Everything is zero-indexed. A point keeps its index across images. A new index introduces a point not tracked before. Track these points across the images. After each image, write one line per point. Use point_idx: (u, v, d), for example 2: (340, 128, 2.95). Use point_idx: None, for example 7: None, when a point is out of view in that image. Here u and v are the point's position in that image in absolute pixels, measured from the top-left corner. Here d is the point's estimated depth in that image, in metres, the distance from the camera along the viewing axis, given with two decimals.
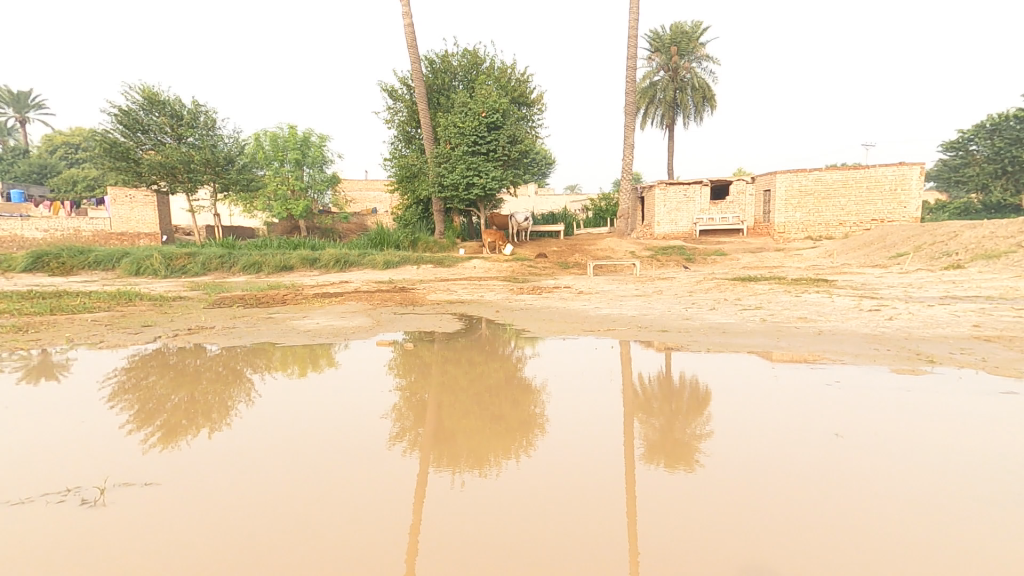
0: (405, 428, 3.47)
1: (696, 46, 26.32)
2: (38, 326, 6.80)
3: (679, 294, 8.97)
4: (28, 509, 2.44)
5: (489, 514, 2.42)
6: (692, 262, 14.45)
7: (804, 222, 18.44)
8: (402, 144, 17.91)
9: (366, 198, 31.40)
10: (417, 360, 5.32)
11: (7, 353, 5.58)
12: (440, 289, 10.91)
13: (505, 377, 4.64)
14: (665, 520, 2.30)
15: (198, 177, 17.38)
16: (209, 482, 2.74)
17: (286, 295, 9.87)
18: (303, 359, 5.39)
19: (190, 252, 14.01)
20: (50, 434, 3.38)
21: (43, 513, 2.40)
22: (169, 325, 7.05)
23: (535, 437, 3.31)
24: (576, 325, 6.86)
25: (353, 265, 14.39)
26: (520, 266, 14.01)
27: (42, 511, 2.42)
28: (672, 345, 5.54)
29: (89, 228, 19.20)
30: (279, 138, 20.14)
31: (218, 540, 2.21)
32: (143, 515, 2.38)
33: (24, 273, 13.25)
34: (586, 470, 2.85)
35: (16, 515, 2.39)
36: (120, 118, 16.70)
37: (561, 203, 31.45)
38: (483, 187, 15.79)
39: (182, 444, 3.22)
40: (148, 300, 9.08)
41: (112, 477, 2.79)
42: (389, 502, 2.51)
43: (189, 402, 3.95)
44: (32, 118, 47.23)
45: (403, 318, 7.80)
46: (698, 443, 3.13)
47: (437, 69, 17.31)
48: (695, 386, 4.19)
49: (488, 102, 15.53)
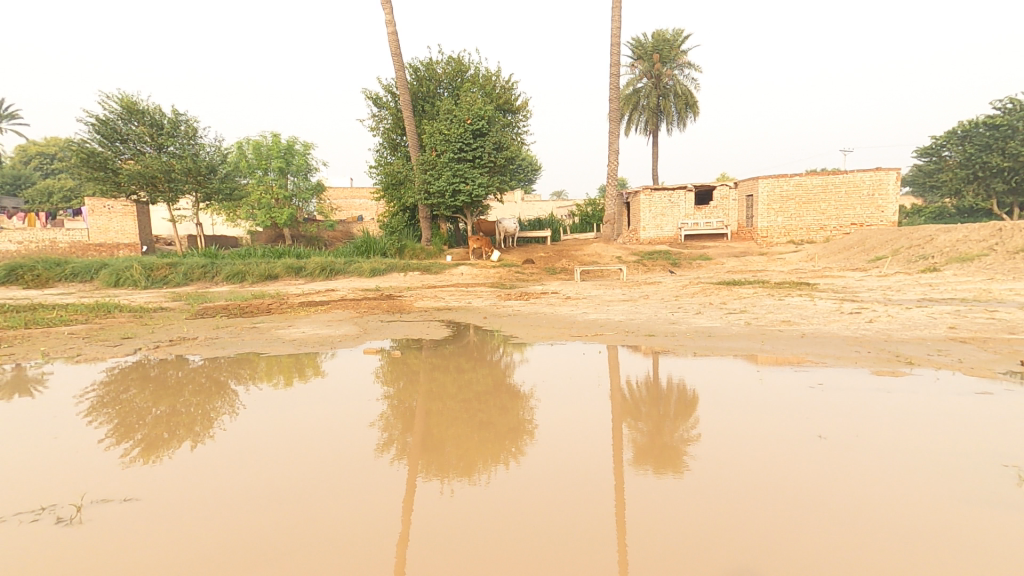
0: (393, 437, 3.43)
1: (678, 54, 26.64)
2: (14, 341, 6.67)
3: (665, 299, 9.03)
4: (2, 530, 2.37)
5: (479, 519, 2.42)
6: (677, 267, 14.59)
7: (785, 226, 18.69)
8: (387, 151, 17.80)
9: (351, 206, 31.31)
10: (405, 367, 5.27)
11: None
12: (427, 296, 10.85)
13: (494, 383, 4.62)
14: (654, 523, 2.31)
15: (179, 186, 17.20)
16: (192, 495, 2.69)
17: (272, 305, 9.74)
18: (288, 369, 5.33)
19: (171, 262, 13.83)
20: (22, 453, 3.28)
21: (15, 533, 2.33)
22: (150, 337, 6.92)
23: (524, 444, 3.29)
24: (564, 330, 6.86)
25: (339, 273, 14.23)
26: (507, 272, 13.99)
27: (16, 530, 2.36)
28: (659, 349, 5.58)
29: (66, 239, 18.81)
30: (262, 146, 19.97)
31: (205, 551, 2.19)
32: (122, 531, 2.35)
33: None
34: (577, 474, 2.86)
35: None
36: (99, 128, 16.47)
37: (548, 208, 31.53)
38: (469, 194, 15.76)
39: (164, 458, 3.16)
40: (128, 312, 8.93)
41: (90, 494, 2.72)
42: (377, 509, 2.51)
43: (171, 415, 3.88)
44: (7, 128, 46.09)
45: (390, 325, 7.76)
46: (686, 446, 3.15)
47: (421, 76, 17.28)
48: (682, 389, 4.23)
49: (473, 109, 15.56)
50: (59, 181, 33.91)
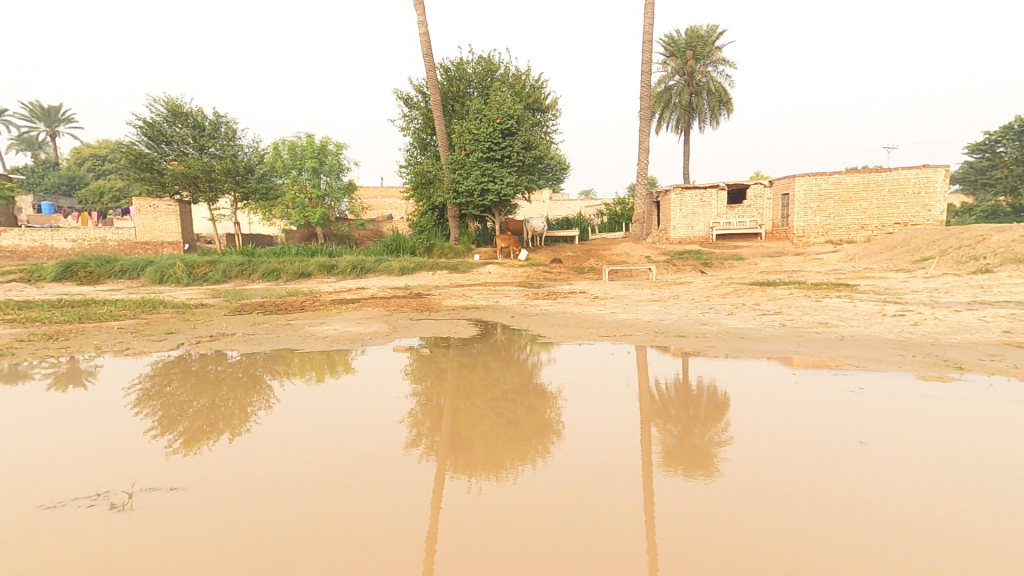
0: (422, 434, 3.47)
1: (712, 50, 26.21)
2: (69, 334, 6.99)
3: (696, 299, 8.90)
4: (62, 513, 2.49)
5: (509, 516, 2.45)
6: (708, 267, 14.35)
7: (823, 225, 18.21)
8: (417, 151, 17.98)
9: (382, 205, 31.73)
10: (433, 366, 5.32)
11: (39, 359, 5.76)
12: (455, 295, 10.92)
13: (520, 382, 4.63)
14: (682, 525, 2.29)
15: (219, 186, 17.70)
16: (233, 485, 2.78)
17: (305, 302, 9.93)
18: (320, 365, 5.44)
19: (211, 260, 14.28)
20: (74, 441, 3.42)
21: (74, 517, 2.45)
22: (192, 332, 7.17)
23: (551, 443, 3.29)
24: (592, 330, 6.81)
25: (369, 271, 14.45)
26: (535, 271, 14.01)
27: (74, 514, 2.48)
28: (689, 349, 5.51)
29: (115, 238, 19.58)
30: (297, 147, 20.47)
31: (243, 541, 2.25)
32: (170, 518, 2.44)
33: (55, 282, 13.54)
34: (607, 475, 2.85)
35: (49, 519, 2.44)
36: (146, 130, 17.07)
37: (576, 207, 31.40)
38: (497, 193, 15.81)
39: (204, 449, 3.27)
40: (171, 308, 9.24)
41: (140, 481, 2.83)
42: (407, 504, 2.55)
43: (211, 408, 4.01)
44: (64, 132, 47.95)
45: (419, 323, 7.86)
46: (718, 448, 3.11)
47: (452, 76, 17.41)
48: (713, 391, 4.15)
49: (502, 109, 15.60)
50: (110, 182, 35.33)
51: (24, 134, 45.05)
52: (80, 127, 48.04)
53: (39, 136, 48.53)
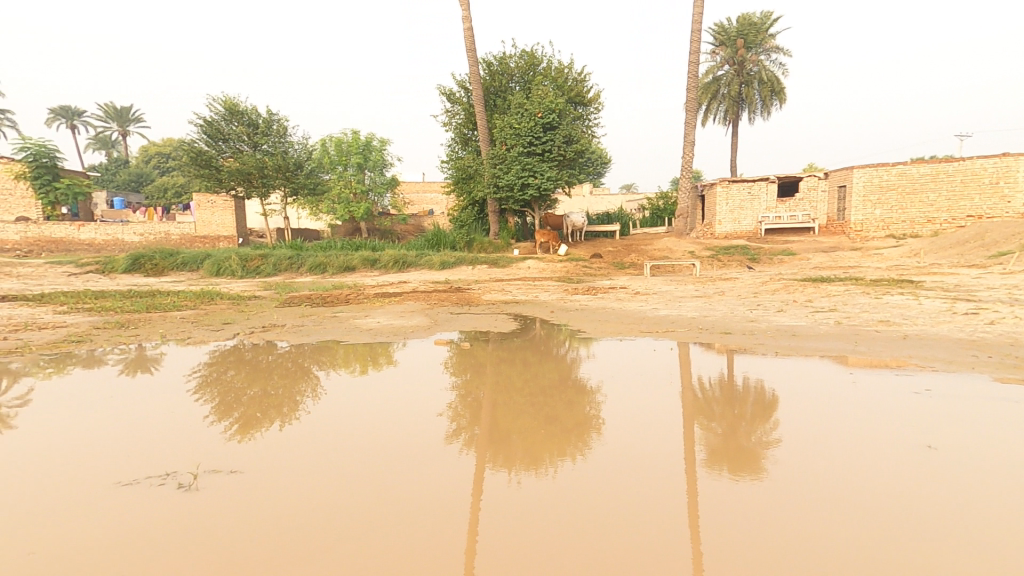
0: (462, 426, 3.52)
1: (765, 38, 25.34)
2: (137, 323, 7.41)
3: (743, 295, 8.65)
4: (135, 490, 2.66)
5: (550, 509, 2.45)
6: (756, 262, 13.92)
7: (884, 219, 17.36)
8: (458, 146, 18.12)
9: (424, 200, 32.17)
10: (472, 359, 5.37)
11: (112, 345, 6.14)
12: (495, 290, 10.97)
13: (559, 377, 4.63)
14: (727, 526, 2.24)
15: (271, 182, 18.32)
16: (286, 471, 2.89)
17: (350, 295, 10.19)
18: (364, 357, 5.57)
19: (263, 254, 14.82)
20: (142, 423, 3.64)
21: (146, 494, 2.60)
22: (246, 323, 7.47)
23: (591, 439, 3.27)
24: (633, 326, 6.73)
25: (411, 266, 14.69)
26: (574, 267, 13.93)
27: (146, 492, 2.63)
28: (735, 347, 5.36)
29: (177, 232, 20.56)
30: (343, 143, 21.05)
31: (296, 523, 2.34)
32: (231, 499, 2.56)
33: (126, 274, 14.34)
34: (650, 471, 2.82)
35: (124, 495, 2.60)
36: (206, 129, 17.84)
37: (618, 202, 31.04)
38: (538, 187, 15.78)
39: (258, 435, 3.42)
40: (227, 299, 9.66)
41: (203, 463, 2.99)
42: (449, 495, 2.60)
43: (263, 395, 4.18)
44: (133, 131, 50.53)
45: (460, 317, 7.94)
46: (765, 449, 3.02)
47: (494, 71, 17.46)
48: (760, 390, 4.03)
49: (544, 102, 15.59)
50: (173, 178, 37.12)
51: (98, 134, 47.76)
52: (146, 127, 50.57)
53: (111, 135, 51.42)
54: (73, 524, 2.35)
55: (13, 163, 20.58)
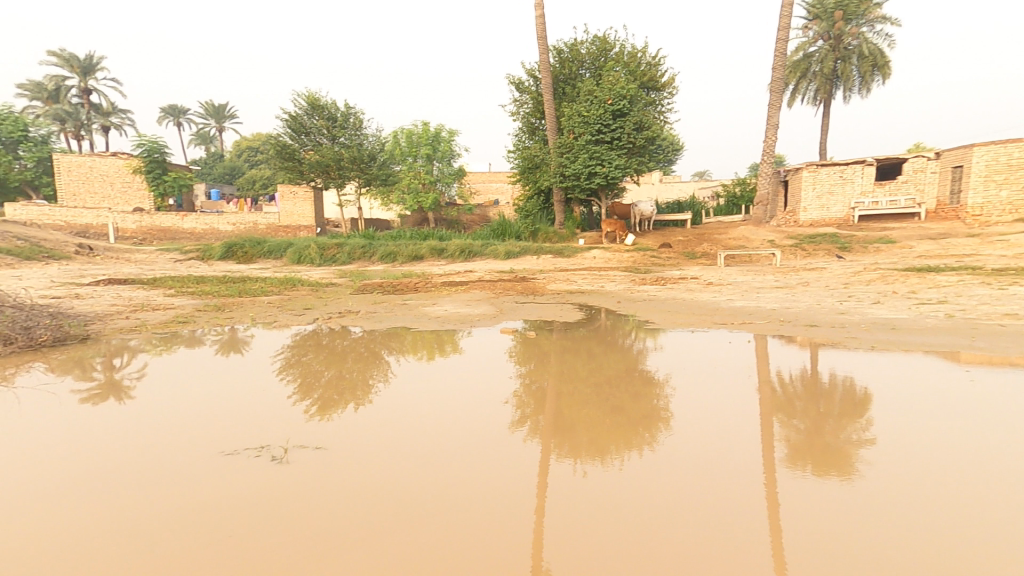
0: (526, 414, 3.51)
1: (868, 8, 23.41)
2: (231, 306, 7.95)
3: (833, 286, 8.10)
4: (234, 460, 2.86)
5: (621, 500, 2.40)
6: (847, 251, 12.99)
7: (1010, 201, 15.61)
8: (526, 136, 18.08)
9: (490, 189, 32.45)
10: (536, 349, 5.35)
11: (211, 327, 6.64)
12: (560, 280, 10.89)
13: (624, 369, 4.52)
14: (814, 530, 2.09)
15: (347, 174, 19.07)
16: (366, 450, 3.00)
17: (418, 283, 10.44)
18: (431, 344, 5.68)
19: (339, 243, 15.48)
20: (235, 400, 3.90)
21: (245, 464, 2.79)
22: (325, 308, 7.84)
23: (659, 432, 3.17)
24: (706, 317, 6.47)
25: (476, 255, 14.87)
26: (642, 257, 13.58)
27: (245, 462, 2.82)
28: (821, 341, 5.03)
29: (264, 222, 21.85)
30: (414, 134, 21.62)
31: (374, 500, 2.43)
32: (318, 474, 2.68)
33: (220, 261, 15.46)
34: (727, 467, 2.70)
35: (226, 464, 2.80)
36: (290, 123, 18.81)
37: (690, 189, 29.99)
38: (605, 176, 15.44)
39: (336, 415, 3.57)
40: (307, 286, 10.17)
41: (293, 439, 3.16)
42: (518, 481, 2.60)
43: (339, 378, 4.37)
44: (227, 127, 54.16)
45: (525, 307, 7.93)
46: (856, 449, 2.81)
47: (565, 58, 17.23)
48: (850, 386, 3.75)
49: (614, 89, 15.16)
50: (261, 171, 39.47)
51: (198, 128, 51.52)
52: (239, 123, 54.08)
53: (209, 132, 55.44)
54: (181, 488, 2.56)
55: (131, 158, 22.54)
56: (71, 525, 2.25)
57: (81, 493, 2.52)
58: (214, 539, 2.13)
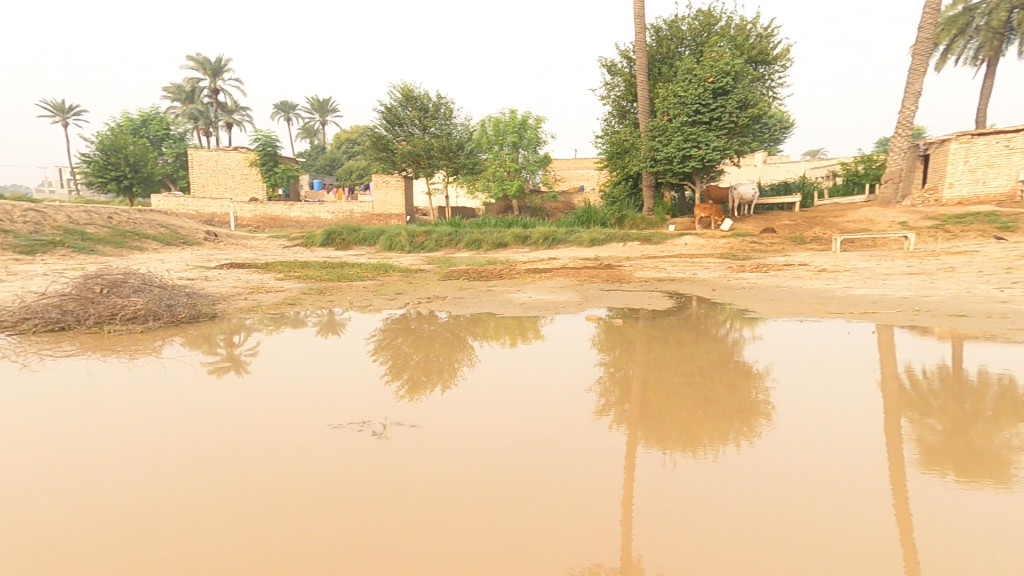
0: (610, 402, 3.36)
1: None
2: (330, 290, 8.39)
3: (979, 273, 7.11)
4: (338, 432, 2.98)
5: (720, 495, 2.22)
6: (1008, 231, 11.33)
7: None
8: (615, 120, 17.60)
9: (574, 176, 32.04)
10: (621, 336, 5.15)
11: (315, 309, 7.02)
12: (649, 267, 10.50)
13: (717, 359, 4.23)
14: (953, 547, 1.80)
15: (435, 163, 19.51)
16: (460, 430, 3.01)
17: (502, 270, 10.47)
18: (512, 330, 5.63)
19: (427, 230, 15.92)
20: (333, 377, 4.08)
21: (348, 437, 2.90)
22: (413, 294, 8.05)
23: (757, 425, 2.91)
24: (818, 306, 5.92)
25: (560, 243, 14.70)
26: (740, 242, 12.77)
27: (348, 435, 2.93)
28: (964, 333, 4.42)
29: (359, 210, 22.96)
30: (501, 122, 21.81)
31: (465, 479, 2.42)
32: (414, 451, 2.72)
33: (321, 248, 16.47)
34: (842, 467, 2.42)
35: (331, 436, 2.92)
36: (386, 115, 19.59)
37: (799, 169, 27.76)
38: (701, 158, 14.69)
39: (426, 396, 3.62)
40: (397, 272, 10.52)
41: (391, 416, 3.24)
42: (605, 469, 2.48)
43: (426, 361, 4.44)
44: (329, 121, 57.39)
45: (611, 294, 7.69)
46: (1013, 455, 2.41)
47: (663, 36, 16.48)
48: (1004, 385, 3.25)
49: (717, 66, 14.28)
50: (359, 163, 41.50)
51: (305, 124, 55.08)
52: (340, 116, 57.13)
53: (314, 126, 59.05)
54: (289, 455, 2.69)
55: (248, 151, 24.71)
56: (192, 482, 2.43)
57: (205, 454, 2.73)
58: (314, 504, 2.21)
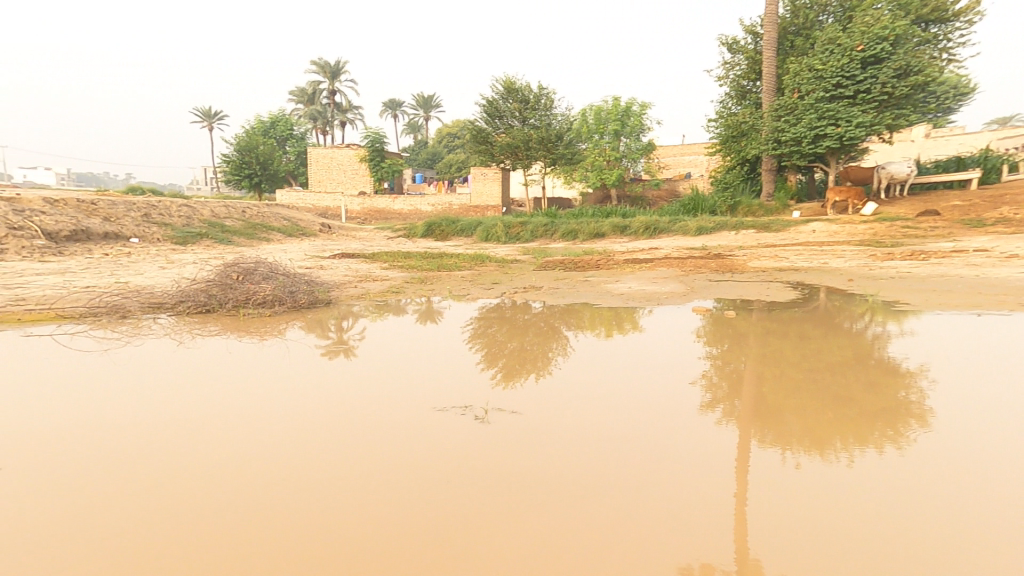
0: (719, 397, 3.16)
1: None
2: (432, 279, 8.71)
3: None
4: (444, 415, 3.06)
5: (858, 502, 2.01)
6: None
7: None
8: (734, 101, 16.63)
9: (680, 163, 30.68)
10: (729, 329, 4.84)
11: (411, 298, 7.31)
12: (764, 256, 9.80)
13: (847, 355, 3.83)
14: None
15: (534, 154, 19.54)
16: (562, 418, 2.97)
17: (599, 261, 10.28)
18: (609, 321, 5.48)
19: (523, 221, 16.03)
20: (431, 363, 4.22)
21: (453, 419, 2.97)
22: (511, 283, 8.13)
23: (908, 430, 2.60)
24: (1001, 298, 5.15)
25: (661, 232, 14.15)
26: (888, 228, 11.53)
27: (453, 417, 3.00)
28: None
29: (458, 203, 23.63)
30: (602, 111, 21.38)
31: (569, 467, 2.39)
32: (516, 437, 2.73)
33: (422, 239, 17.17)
34: (1007, 483, 2.09)
35: (436, 417, 3.01)
36: (487, 108, 20.02)
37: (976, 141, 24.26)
38: (839, 136, 13.28)
39: (520, 384, 3.62)
40: (494, 262, 10.68)
41: (492, 401, 3.27)
42: (721, 467, 2.34)
43: (521, 350, 4.46)
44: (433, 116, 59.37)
45: (720, 285, 7.27)
46: None
47: (799, 6, 15.21)
48: None
49: (869, 32, 12.81)
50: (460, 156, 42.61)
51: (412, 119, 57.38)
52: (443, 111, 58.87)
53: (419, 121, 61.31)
54: (395, 433, 2.81)
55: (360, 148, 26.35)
56: (312, 451, 2.61)
57: (321, 427, 2.91)
58: (422, 481, 2.29)
